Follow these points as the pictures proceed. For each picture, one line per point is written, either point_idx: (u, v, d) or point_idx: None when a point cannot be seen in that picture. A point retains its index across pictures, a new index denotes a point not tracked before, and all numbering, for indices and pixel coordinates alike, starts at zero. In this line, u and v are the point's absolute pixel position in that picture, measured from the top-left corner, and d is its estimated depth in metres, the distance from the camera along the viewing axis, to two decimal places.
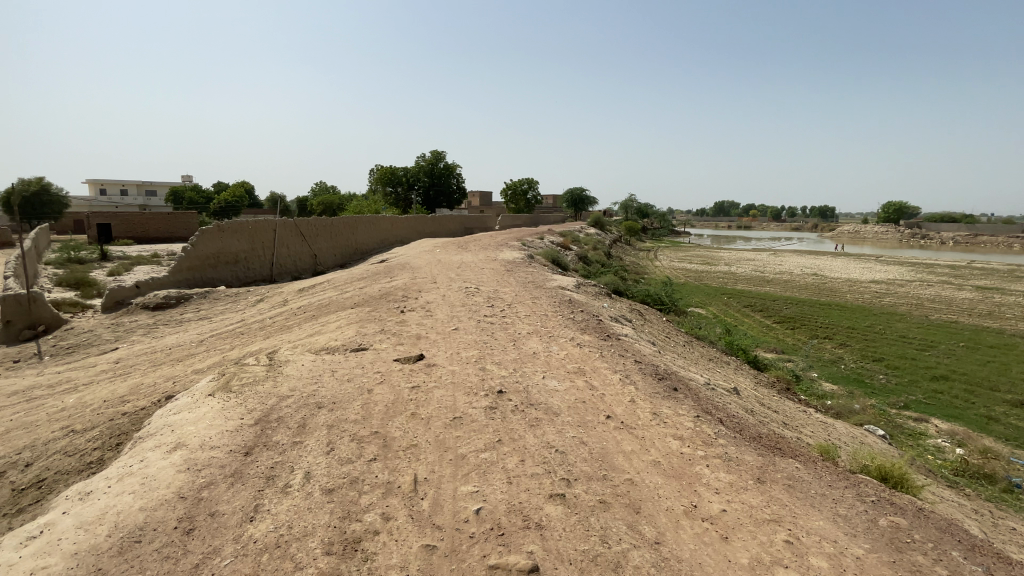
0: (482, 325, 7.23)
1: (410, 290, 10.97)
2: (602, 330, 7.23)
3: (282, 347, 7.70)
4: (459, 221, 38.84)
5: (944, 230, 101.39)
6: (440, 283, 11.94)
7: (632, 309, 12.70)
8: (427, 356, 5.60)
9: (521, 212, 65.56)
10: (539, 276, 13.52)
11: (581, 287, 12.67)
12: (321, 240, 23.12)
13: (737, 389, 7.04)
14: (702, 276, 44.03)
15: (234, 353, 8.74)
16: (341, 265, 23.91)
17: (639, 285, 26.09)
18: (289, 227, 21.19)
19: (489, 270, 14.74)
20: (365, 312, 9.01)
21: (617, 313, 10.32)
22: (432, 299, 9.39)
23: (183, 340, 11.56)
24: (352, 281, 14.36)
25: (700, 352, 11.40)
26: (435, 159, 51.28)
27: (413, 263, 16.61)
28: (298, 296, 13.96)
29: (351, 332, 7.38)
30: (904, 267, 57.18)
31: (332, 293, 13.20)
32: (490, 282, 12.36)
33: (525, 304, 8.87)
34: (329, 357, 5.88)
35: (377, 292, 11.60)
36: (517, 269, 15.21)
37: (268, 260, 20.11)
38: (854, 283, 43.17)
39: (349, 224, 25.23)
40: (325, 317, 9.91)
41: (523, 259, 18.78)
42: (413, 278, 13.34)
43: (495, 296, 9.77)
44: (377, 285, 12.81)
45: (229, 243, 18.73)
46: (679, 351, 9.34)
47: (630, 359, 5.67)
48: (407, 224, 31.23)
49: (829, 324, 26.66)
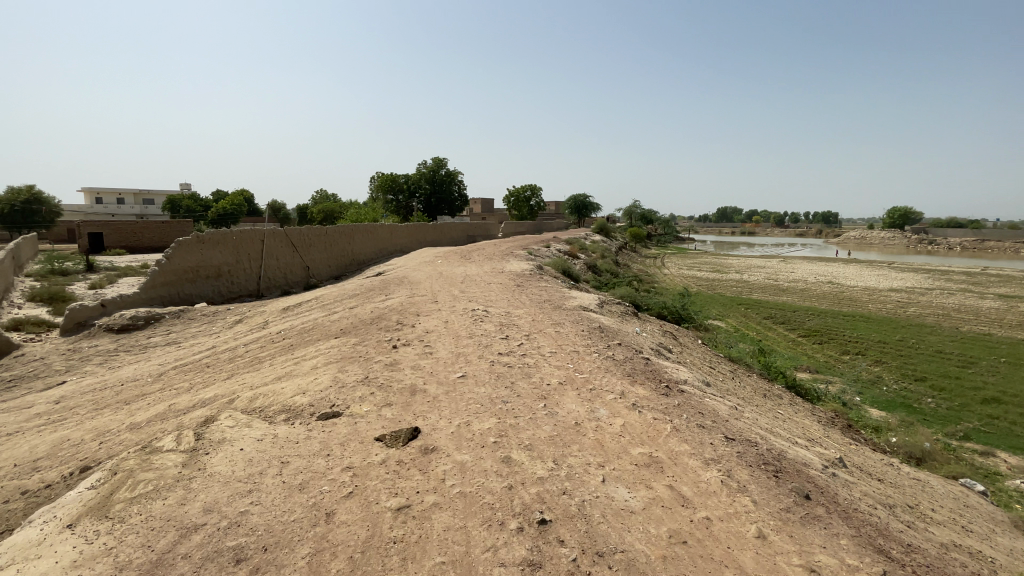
0: (499, 369, 5.52)
1: (405, 313, 9.28)
2: (656, 376, 5.51)
3: (241, 396, 6.03)
4: (461, 229, 37.19)
5: (953, 235, 99.50)
6: (443, 304, 10.24)
7: (664, 333, 10.96)
8: (423, 431, 3.86)
9: (524, 218, 64.01)
10: (555, 293, 11.82)
11: (604, 307, 10.95)
12: (314, 250, 21.53)
13: (835, 454, 5.32)
14: (714, 284, 42.31)
15: (188, 397, 7.07)
16: (335, 277, 22.34)
17: (655, 297, 24.34)
18: (278, 236, 19.60)
19: (496, 286, 13.03)
20: (350, 344, 7.32)
21: (654, 342, 8.59)
22: (433, 327, 7.67)
23: (142, 372, 9.91)
24: (343, 299, 12.68)
25: (746, 383, 9.62)
26: (436, 166, 49.95)
27: (412, 277, 14.93)
28: (281, 316, 12.29)
29: (326, 377, 5.68)
30: (919, 273, 55.20)
31: (319, 313, 11.52)
32: (500, 300, 10.69)
33: (549, 336, 7.16)
34: (286, 427, 4.17)
35: (368, 315, 9.91)
36: (527, 283, 13.51)
37: (255, 273, 18.49)
38: (872, 291, 41.29)
39: (344, 233, 23.67)
40: (304, 348, 8.23)
41: (533, 272, 17.09)
42: (411, 296, 11.65)
43: (509, 322, 8.08)
44: (370, 305, 11.13)
45: (211, 255, 17.08)
46: (734, 390, 7.61)
47: (716, 435, 3.96)
48: (406, 233, 29.66)
49: (858, 338, 24.81)
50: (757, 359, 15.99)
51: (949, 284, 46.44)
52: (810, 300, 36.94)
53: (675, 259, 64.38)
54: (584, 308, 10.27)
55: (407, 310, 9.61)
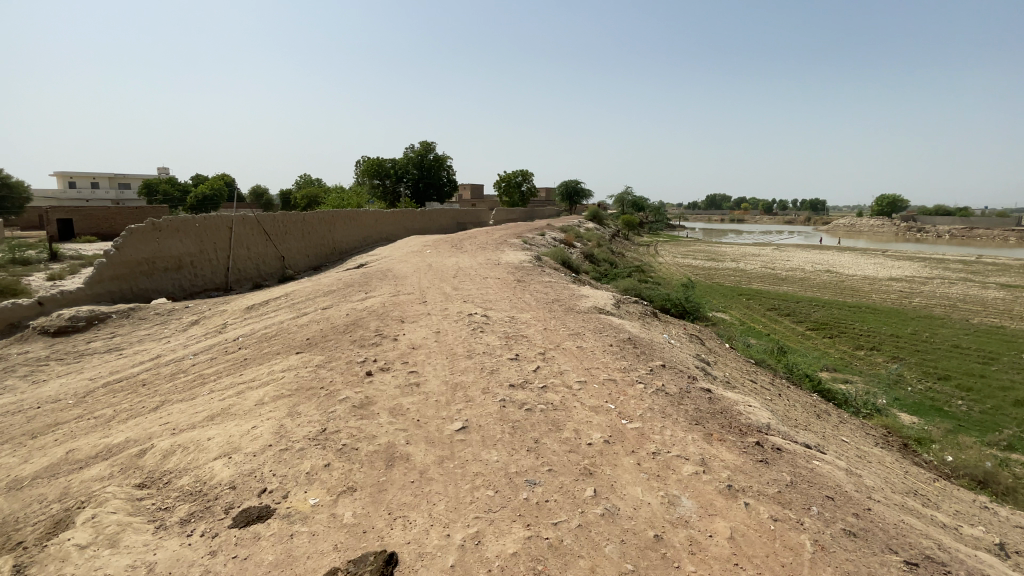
0: (512, 411, 3.95)
1: (387, 318, 7.66)
2: (732, 421, 3.99)
3: (157, 449, 4.39)
4: (450, 215, 35.34)
5: (943, 222, 99.53)
6: (432, 305, 8.62)
7: (690, 338, 9.44)
8: (403, 564, 2.33)
9: (515, 205, 62.17)
10: (563, 289, 10.25)
11: (620, 306, 9.39)
12: (290, 238, 19.74)
13: (979, 533, 3.87)
14: (712, 274, 40.99)
15: (98, 436, 5.38)
16: (314, 268, 20.62)
17: (659, 289, 22.89)
18: (249, 223, 17.75)
19: (493, 280, 11.40)
20: (312, 364, 5.68)
21: (690, 354, 7.07)
22: (420, 340, 6.06)
23: (67, 390, 8.17)
24: (317, 297, 10.97)
25: (793, 398, 8.13)
26: (424, 150, 47.84)
27: (398, 270, 13.26)
28: (245, 317, 10.57)
29: (270, 425, 4.05)
30: (916, 262, 54.45)
31: (287, 315, 9.81)
32: (500, 299, 9.09)
33: (570, 351, 5.60)
34: (175, 547, 2.56)
35: (344, 319, 8.24)
36: (528, 278, 11.88)
37: (222, 265, 16.67)
38: (873, 281, 40.22)
39: (324, 219, 21.84)
40: (259, 365, 6.56)
41: (532, 263, 15.49)
42: (396, 294, 10.00)
43: (517, 332, 6.48)
44: (346, 306, 9.46)
45: (171, 245, 15.18)
46: (796, 419, 6.13)
47: (882, 557, 2.49)
48: (391, 220, 27.84)
49: (869, 332, 23.57)
50: (777, 358, 14.62)
51: (948, 273, 45.56)
52: (811, 290, 35.79)
53: (668, 246, 63.13)
54: (599, 309, 8.72)
55: (390, 314, 7.97)
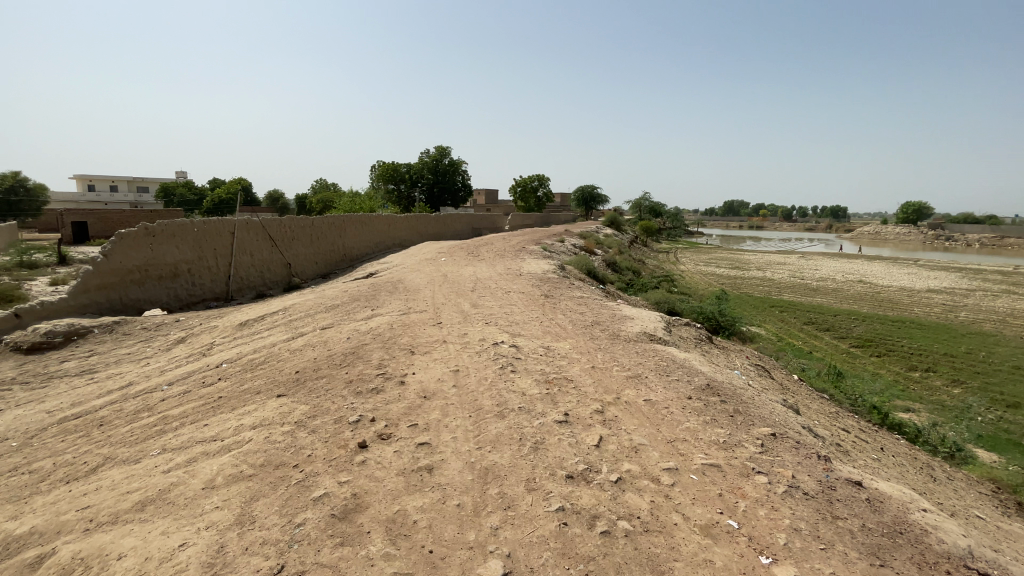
0: (579, 536, 2.53)
1: (395, 346, 6.26)
2: (926, 560, 2.56)
3: (53, 564, 3.02)
4: (466, 220, 34.07)
5: (973, 230, 95.91)
6: (449, 327, 7.23)
7: (756, 369, 7.90)
8: None
9: (531, 211, 60.85)
10: (601, 307, 8.76)
11: (671, 331, 7.90)
12: (296, 244, 18.58)
13: None
14: (738, 283, 39.15)
15: (6, 517, 4.04)
16: (322, 276, 19.46)
17: (691, 301, 21.24)
18: (253, 227, 16.61)
19: (517, 295, 9.96)
20: (292, 415, 4.29)
21: (777, 400, 5.54)
22: (435, 384, 4.64)
23: (18, 423, 6.90)
24: (317, 313, 9.64)
25: (892, 449, 6.58)
26: (439, 155, 46.76)
27: (410, 281, 11.90)
28: (236, 336, 9.27)
29: (206, 544, 2.67)
30: (951, 272, 51.91)
31: (281, 335, 8.49)
32: (529, 320, 7.64)
33: (637, 407, 4.15)
34: None
35: (344, 344, 6.87)
36: (558, 293, 10.43)
37: (222, 272, 15.51)
38: (911, 292, 38.06)
39: (333, 224, 20.67)
40: (232, 409, 5.20)
41: (557, 274, 14.05)
42: (407, 311, 8.63)
43: (560, 373, 5.02)
44: (349, 326, 8.11)
45: (165, 251, 14.02)
46: (932, 498, 4.60)
47: None
48: (405, 225, 26.65)
49: (920, 350, 21.65)
50: (832, 383, 13.02)
51: (989, 284, 43.06)
52: (846, 302, 33.81)
53: (689, 254, 61.22)
54: (650, 334, 7.23)
55: (398, 340, 6.57)
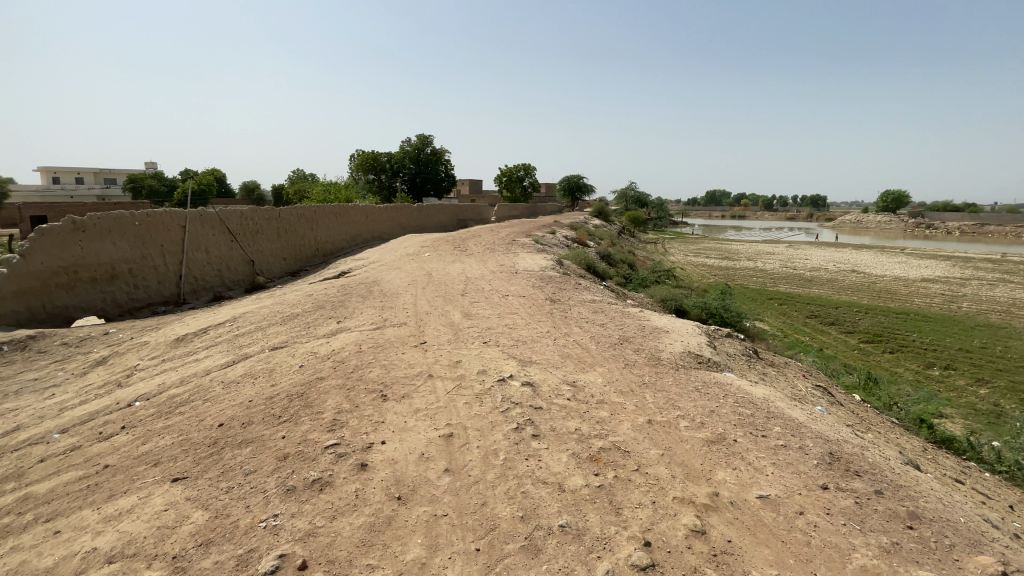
0: None
1: (361, 382, 4.54)
2: None
3: None
4: (450, 211, 32.11)
5: (952, 218, 96.81)
6: (436, 348, 5.51)
7: (821, 394, 6.34)
8: None
9: (517, 201, 58.90)
10: (623, 315, 7.12)
11: (715, 346, 6.28)
12: (260, 238, 16.60)
13: None
14: (732, 274, 37.95)
15: None
16: (291, 274, 17.53)
17: (694, 297, 19.75)
18: (207, 220, 14.61)
19: (517, 300, 8.24)
20: (175, 542, 2.58)
21: (898, 459, 3.98)
22: (420, 465, 2.97)
23: None
24: (271, 325, 7.81)
25: (1013, 502, 5.09)
26: (421, 144, 44.44)
27: (388, 282, 10.11)
28: (167, 357, 7.40)
29: None
30: (939, 260, 51.50)
31: (219, 358, 6.66)
32: (539, 337, 5.94)
33: (750, 520, 2.56)
34: None
35: (294, 378, 5.13)
36: (565, 295, 8.76)
37: (172, 272, 13.49)
38: (907, 283, 37.18)
39: (303, 216, 18.68)
40: (105, 502, 3.43)
41: (557, 271, 12.38)
42: (383, 323, 6.88)
43: (604, 435, 3.37)
44: (308, 345, 6.35)
45: (100, 249, 11.97)
46: None
47: None
48: (384, 217, 24.67)
49: (933, 346, 20.52)
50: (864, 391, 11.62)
51: (980, 273, 42.55)
52: (844, 293, 32.80)
53: (677, 244, 59.96)
54: (697, 355, 5.61)
55: (368, 372, 4.84)
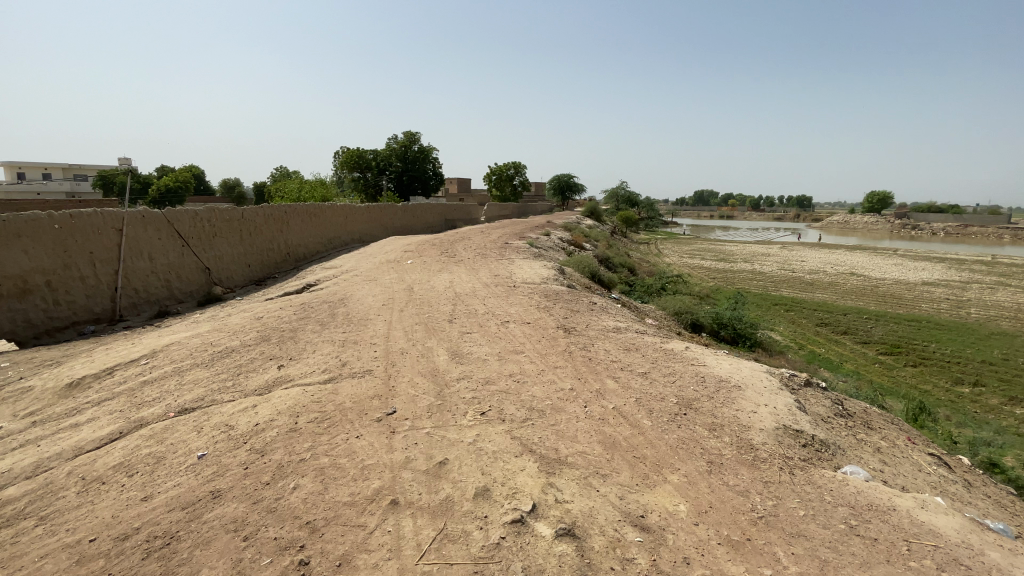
0: None
1: (274, 518, 2.65)
2: None
3: None
4: (437, 211, 30.12)
5: (938, 219, 96.68)
6: (409, 426, 3.62)
7: (942, 469, 4.63)
8: None
9: (506, 200, 57.09)
10: (667, 356, 5.29)
11: (805, 410, 4.47)
12: (218, 242, 14.55)
13: None
14: (730, 277, 36.48)
15: None
16: (256, 283, 15.47)
17: (705, 306, 18.01)
18: (150, 222, 12.56)
19: (521, 329, 6.35)
20: None
21: None
22: None
23: None
24: (192, 367, 5.84)
25: None
26: (407, 141, 42.43)
27: (357, 301, 8.18)
28: (44, 416, 5.40)
29: None
30: (936, 262, 50.61)
31: (105, 426, 4.71)
32: (560, 401, 4.06)
33: None
34: None
35: (178, 491, 3.22)
36: (581, 321, 6.91)
37: (106, 283, 11.39)
38: (909, 286, 35.97)
39: (270, 216, 16.61)
40: None
41: (561, 284, 10.54)
42: (341, 369, 4.97)
43: None
44: (227, 410, 4.44)
45: (8, 257, 9.87)
46: None
47: None
48: (365, 217, 22.64)
49: (957, 357, 19.07)
50: (912, 418, 10.08)
51: (981, 275, 41.55)
52: (848, 297, 31.42)
53: (671, 245, 58.52)
54: (795, 435, 3.85)
55: (292, 484, 2.94)
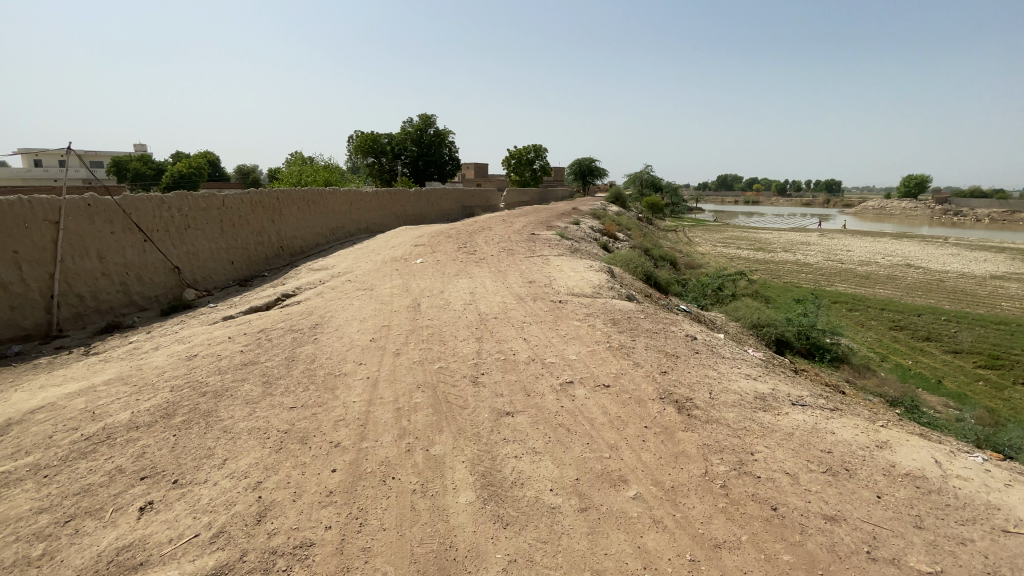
0: None
1: None
2: None
3: None
4: (453, 196, 27.36)
5: (985, 203, 90.08)
6: None
7: None
8: None
9: (527, 185, 53.99)
10: (930, 508, 2.55)
11: None
12: (191, 235, 12.05)
13: None
14: (774, 268, 33.08)
15: None
16: (238, 283, 13.00)
17: (773, 310, 15.00)
18: (99, 211, 10.05)
19: (601, 403, 3.65)
20: None
21: None
22: None
23: None
24: (20, 479, 3.29)
25: None
26: (424, 124, 39.53)
27: (335, 331, 5.53)
28: None
29: None
30: (996, 252, 46.02)
31: None
32: None
33: None
34: None
35: None
36: (691, 377, 4.14)
37: (37, 289, 8.90)
38: (977, 280, 32.11)
39: (259, 203, 14.07)
40: None
41: (619, 298, 7.77)
42: (250, 536, 2.35)
43: None
44: None
45: None
46: None
47: None
48: (372, 204, 20.03)
49: None
50: None
51: None
52: (912, 293, 27.88)
53: (700, 233, 54.82)
54: None
55: None
